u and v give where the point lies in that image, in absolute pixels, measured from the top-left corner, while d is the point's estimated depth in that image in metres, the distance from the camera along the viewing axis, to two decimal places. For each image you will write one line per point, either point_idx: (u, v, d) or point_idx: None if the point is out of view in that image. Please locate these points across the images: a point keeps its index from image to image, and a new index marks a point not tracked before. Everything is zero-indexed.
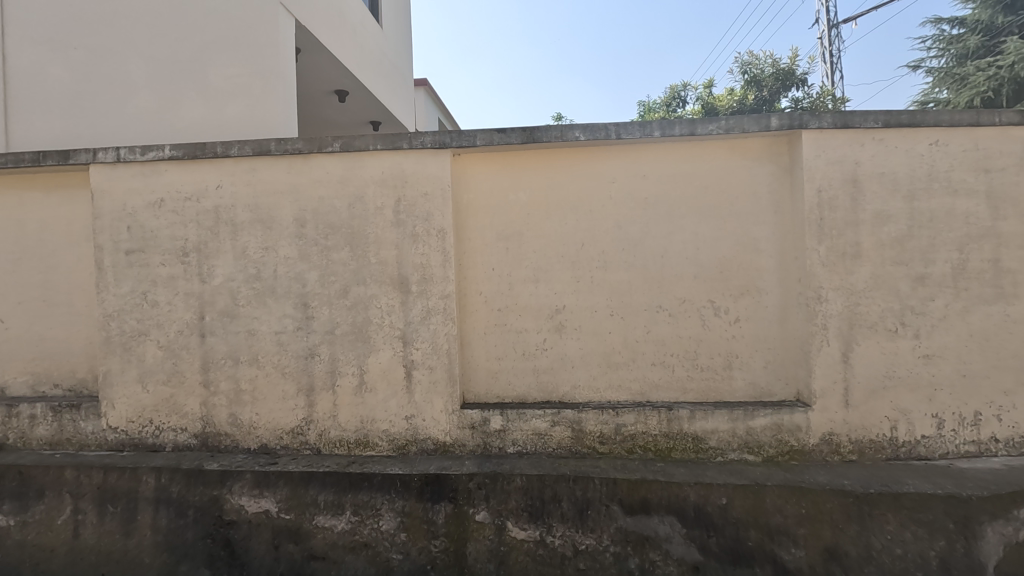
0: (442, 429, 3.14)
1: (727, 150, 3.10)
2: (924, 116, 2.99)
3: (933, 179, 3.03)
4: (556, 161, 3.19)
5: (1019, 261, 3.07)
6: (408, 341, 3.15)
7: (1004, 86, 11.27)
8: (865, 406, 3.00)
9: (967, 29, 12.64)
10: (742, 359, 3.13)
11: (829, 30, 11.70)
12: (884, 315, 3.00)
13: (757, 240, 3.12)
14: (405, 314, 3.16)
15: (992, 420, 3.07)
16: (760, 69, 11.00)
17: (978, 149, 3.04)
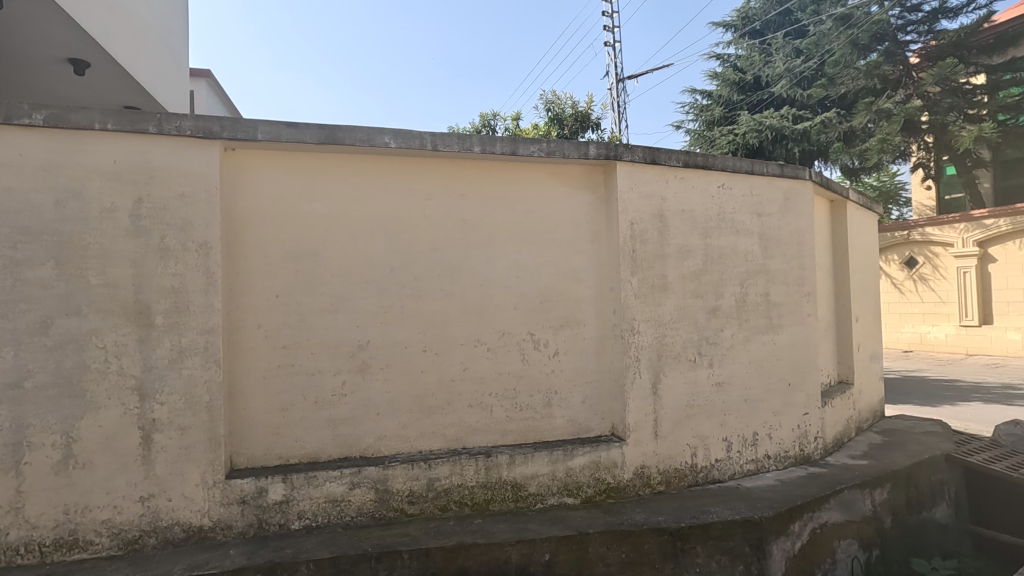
0: (197, 509, 2.35)
1: (548, 175, 2.97)
2: (714, 160, 3.21)
3: (722, 219, 3.28)
4: (362, 169, 2.69)
5: (782, 295, 3.47)
6: (149, 394, 2.31)
7: (739, 151, 13.86)
8: (670, 436, 3.06)
9: (712, 101, 15.35)
10: (561, 395, 2.98)
11: (617, 83, 13.22)
12: (686, 346, 3.13)
13: (577, 270, 3.02)
14: (146, 356, 2.32)
15: (765, 439, 3.39)
16: (562, 109, 11.84)
17: (752, 195, 3.39)
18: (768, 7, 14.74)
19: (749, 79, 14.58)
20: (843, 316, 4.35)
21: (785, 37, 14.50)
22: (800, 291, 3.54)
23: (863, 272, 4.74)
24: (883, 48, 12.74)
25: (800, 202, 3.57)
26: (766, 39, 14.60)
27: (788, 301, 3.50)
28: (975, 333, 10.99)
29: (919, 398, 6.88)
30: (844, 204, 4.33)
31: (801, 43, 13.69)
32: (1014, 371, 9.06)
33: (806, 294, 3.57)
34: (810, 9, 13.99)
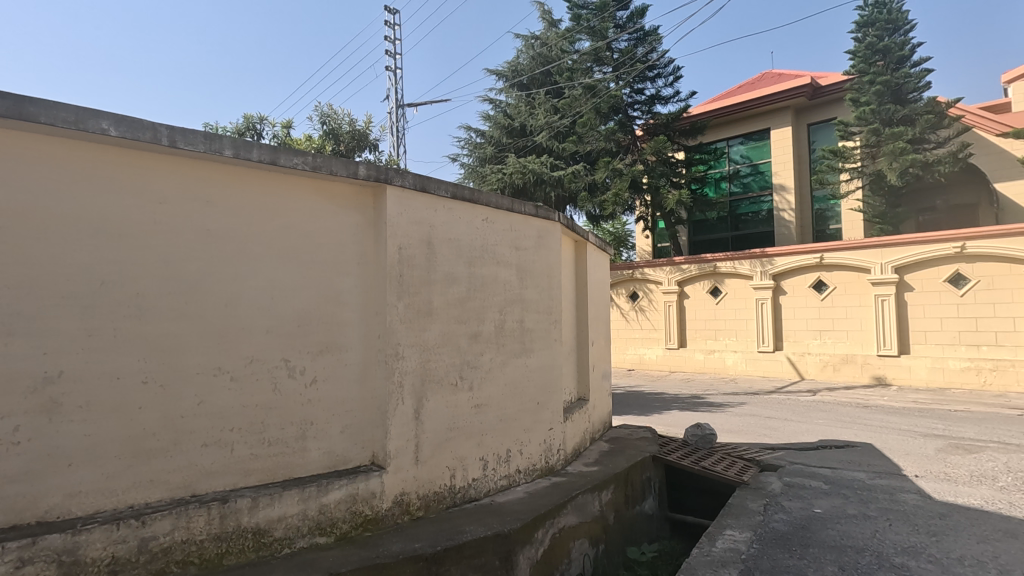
0: None
1: (313, 191, 2.79)
2: (480, 195, 3.44)
3: (485, 250, 3.50)
4: (67, 156, 2.14)
5: (535, 322, 3.86)
6: None
7: (506, 188, 15.57)
8: (431, 460, 3.10)
9: (485, 140, 17.27)
10: (317, 426, 2.77)
11: (396, 108, 13.34)
12: (448, 370, 3.22)
13: (341, 293, 2.88)
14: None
15: (517, 455, 3.68)
16: (338, 124, 11.42)
17: (511, 230, 3.71)
18: (533, 66, 16.66)
19: (515, 126, 16.56)
20: (582, 341, 5.02)
21: (546, 94, 16.66)
22: (548, 319, 3.99)
23: (598, 304, 5.57)
24: (617, 119, 15.42)
25: (550, 241, 4.05)
26: (531, 93, 16.65)
27: (539, 328, 3.89)
28: (675, 354, 13.65)
29: (636, 409, 8.30)
30: (584, 245, 5.05)
31: (557, 102, 15.79)
32: (699, 384, 11.57)
33: (553, 322, 4.04)
34: (565, 73, 15.85)
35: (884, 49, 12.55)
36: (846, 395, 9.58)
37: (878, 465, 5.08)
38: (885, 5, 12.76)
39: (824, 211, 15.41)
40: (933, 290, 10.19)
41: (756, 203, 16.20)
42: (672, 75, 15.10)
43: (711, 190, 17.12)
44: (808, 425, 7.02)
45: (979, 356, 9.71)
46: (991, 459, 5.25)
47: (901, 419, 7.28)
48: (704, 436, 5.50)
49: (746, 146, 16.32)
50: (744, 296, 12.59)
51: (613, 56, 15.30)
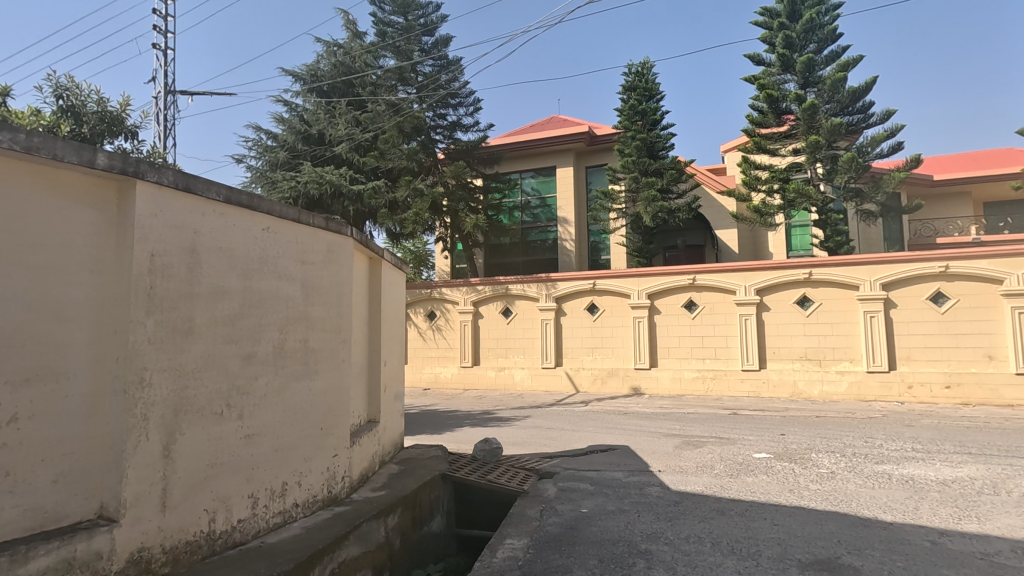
0: None
1: (26, 178, 2.20)
2: (259, 202, 3.12)
3: (264, 262, 3.17)
4: None
5: (320, 342, 3.62)
6: None
7: (299, 198, 14.88)
8: (183, 505, 2.65)
9: (277, 144, 16.26)
10: (15, 478, 2.16)
11: (165, 95, 11.55)
12: (212, 398, 2.81)
13: (65, 306, 2.32)
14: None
15: (294, 487, 3.38)
16: (80, 101, 9.39)
17: (297, 243, 3.44)
18: (333, 73, 16.15)
19: (312, 133, 15.86)
20: (374, 361, 4.86)
21: (347, 104, 16.13)
22: (336, 339, 3.79)
23: (392, 323, 5.47)
24: (420, 140, 15.46)
25: (340, 256, 3.86)
26: (331, 102, 15.99)
27: (325, 348, 3.66)
28: (469, 372, 14.11)
29: (430, 429, 8.32)
30: (380, 262, 4.93)
31: (359, 115, 15.42)
32: (490, 400, 12.12)
33: (341, 341, 3.84)
34: (368, 87, 15.54)
35: (642, 112, 15.02)
36: (611, 404, 10.97)
37: (632, 465, 5.89)
38: (643, 76, 15.35)
39: (597, 243, 17.64)
40: (674, 313, 12.35)
41: (544, 232, 17.81)
42: (473, 106, 15.86)
43: (505, 217, 18.34)
44: (581, 433, 7.84)
45: (704, 367, 12.02)
46: (711, 452, 6.49)
47: (651, 423, 8.59)
48: (491, 450, 5.73)
49: (536, 180, 17.89)
50: (531, 316, 13.67)
51: (417, 78, 15.51)
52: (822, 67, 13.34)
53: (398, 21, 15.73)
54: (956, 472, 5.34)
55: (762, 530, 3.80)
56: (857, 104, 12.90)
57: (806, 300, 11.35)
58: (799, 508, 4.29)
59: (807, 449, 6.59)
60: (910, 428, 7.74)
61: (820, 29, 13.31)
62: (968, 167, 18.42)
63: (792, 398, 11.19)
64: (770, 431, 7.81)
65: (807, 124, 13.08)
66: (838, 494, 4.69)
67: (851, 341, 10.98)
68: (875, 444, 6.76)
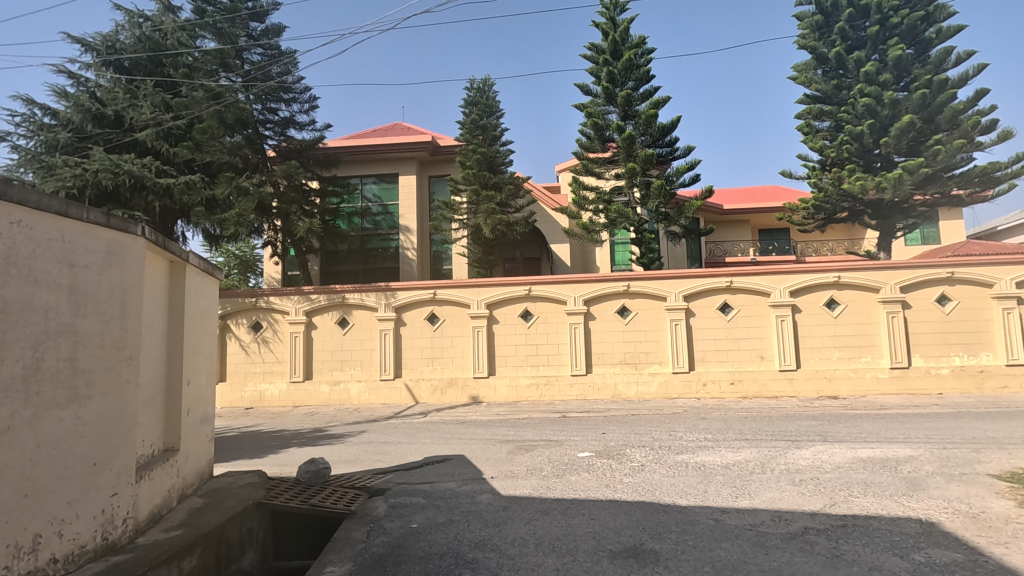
0: None
1: None
2: (5, 188, 2.54)
3: (11, 263, 2.57)
4: None
5: (93, 360, 3.03)
6: None
7: (87, 188, 12.58)
8: None
9: (58, 123, 13.62)
10: None
11: None
12: None
13: None
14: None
15: (52, 539, 2.77)
16: None
17: (63, 241, 2.85)
18: (137, 48, 14.05)
19: (106, 114, 13.57)
20: (173, 381, 4.23)
21: (154, 85, 14.09)
22: (118, 355, 3.22)
23: (201, 336, 4.84)
24: (244, 133, 14.07)
25: (126, 259, 3.30)
26: (133, 80, 13.86)
27: (100, 367, 3.08)
28: (300, 388, 13.09)
29: (248, 453, 7.50)
30: (183, 267, 4.31)
31: (169, 98, 13.56)
32: (322, 417, 11.36)
33: (125, 358, 3.28)
34: (182, 68, 13.75)
35: (482, 126, 15.49)
36: (450, 414, 10.98)
37: (465, 474, 5.93)
38: (485, 93, 15.88)
39: (440, 253, 17.65)
40: (511, 323, 12.82)
41: (385, 240, 17.35)
42: (307, 103, 14.92)
43: (343, 223, 17.50)
44: (416, 445, 7.70)
45: (538, 373, 12.66)
46: (540, 455, 6.81)
47: (486, 430, 8.77)
48: (318, 471, 5.34)
49: (378, 186, 17.38)
50: (369, 326, 13.16)
51: (243, 66, 14.14)
52: (638, 103, 15.03)
53: (221, 1, 14.20)
54: (735, 456, 6.29)
55: (580, 526, 4.05)
56: (665, 138, 14.75)
57: (625, 309, 12.58)
58: (612, 501, 4.67)
59: (623, 445, 7.27)
60: (704, 421, 8.95)
61: (637, 69, 14.99)
62: (748, 199, 22.13)
63: (613, 399, 12.29)
64: (593, 430, 8.46)
65: (626, 151, 14.60)
66: (646, 484, 5.21)
67: (660, 346, 12.41)
68: (677, 436, 7.68)
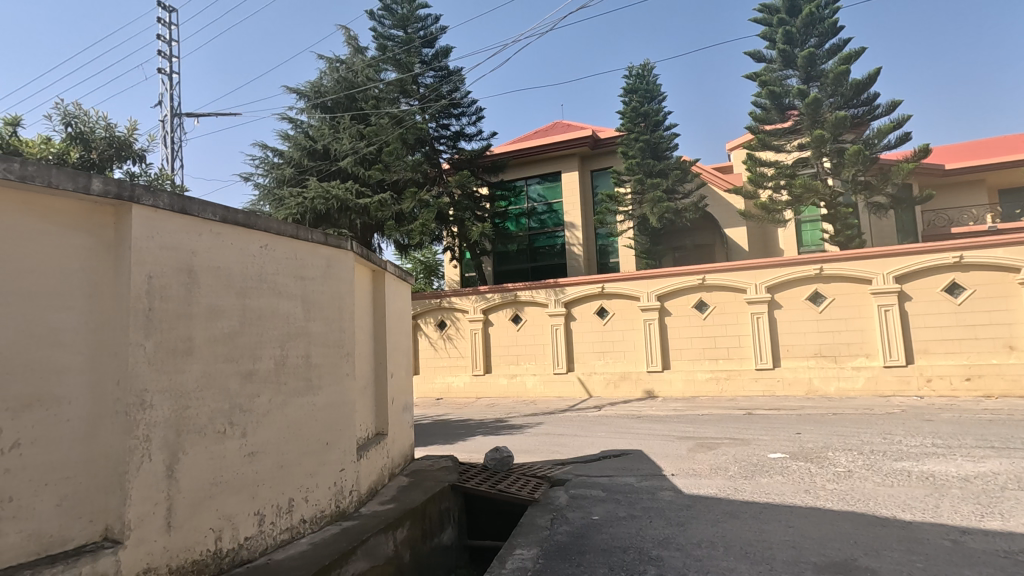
0: None
1: (20, 207, 2.24)
2: (255, 220, 3.16)
3: (261, 279, 3.20)
4: None
5: (321, 356, 3.63)
6: None
7: (307, 214, 14.96)
8: (188, 524, 2.67)
9: (284, 161, 16.43)
10: (19, 503, 2.19)
11: (172, 117, 12.01)
12: (212, 417, 2.83)
13: (58, 330, 2.33)
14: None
15: (301, 503, 3.39)
16: (89, 126, 8.48)
17: (294, 259, 3.46)
18: (336, 88, 16.39)
19: (317, 148, 16.04)
20: (380, 374, 4.86)
21: (351, 118, 16.27)
22: (339, 352, 3.81)
23: (399, 334, 5.49)
24: (423, 151, 15.63)
25: (340, 270, 3.88)
26: (335, 117, 16.20)
27: (326, 362, 3.68)
28: (481, 380, 14.08)
29: (441, 439, 8.31)
30: (382, 275, 4.93)
31: (363, 128, 15.57)
32: (502, 408, 12.09)
33: (344, 354, 3.87)
34: (371, 100, 15.68)
35: (644, 113, 15.03)
36: (624, 408, 10.89)
37: (644, 469, 5.83)
38: (644, 78, 15.38)
39: (605, 247, 17.58)
40: (684, 314, 12.25)
41: (551, 238, 17.79)
42: (475, 115, 15.95)
43: (512, 224, 18.38)
44: (592, 439, 7.78)
45: (717, 367, 11.91)
46: (724, 453, 6.40)
47: (662, 426, 8.52)
48: (502, 459, 5.69)
49: (542, 186, 17.89)
50: (541, 322, 13.63)
51: (419, 89, 15.69)
52: (824, 61, 13.26)
53: (398, 34, 15.91)
54: (977, 467, 5.22)
55: (775, 533, 3.72)
56: (861, 96, 12.74)
57: (819, 296, 11.20)
58: (815, 509, 4.20)
59: (823, 447, 6.49)
60: (928, 423, 7.57)
61: (820, 23, 13.23)
62: (982, 155, 18.08)
63: (808, 396, 11.03)
64: (785, 430, 7.69)
65: (812, 118, 12.99)
66: (855, 493, 4.58)
67: (866, 336, 10.81)
68: (894, 440, 6.62)
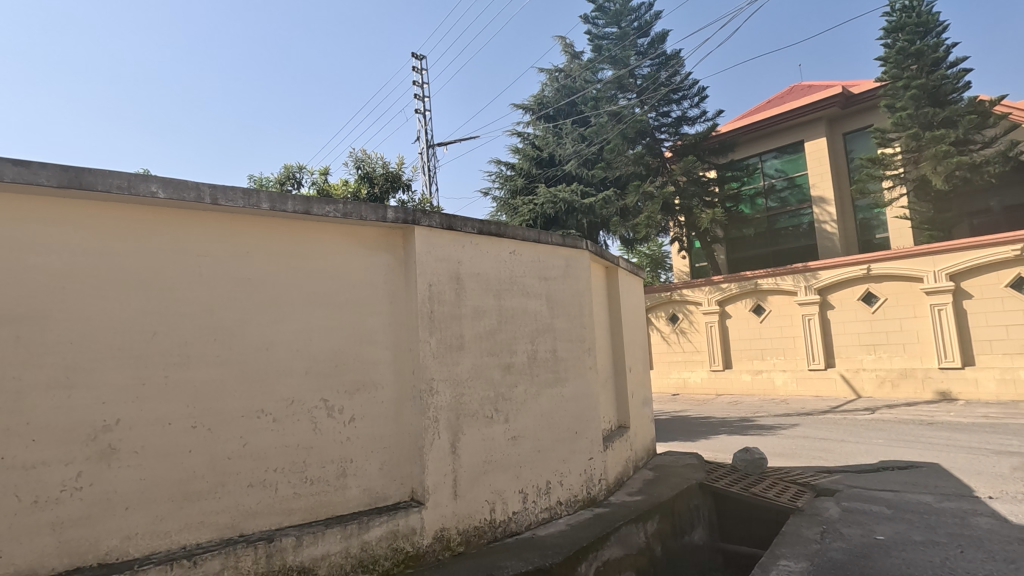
0: None
1: (343, 237, 2.91)
2: (505, 229, 3.53)
3: (513, 282, 3.57)
4: (122, 227, 2.31)
5: (566, 350, 3.87)
6: None
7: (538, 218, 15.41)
8: (469, 494, 3.12)
9: (515, 173, 17.31)
10: (356, 464, 2.85)
11: (428, 149, 14.08)
12: (482, 403, 3.26)
13: (373, 330, 2.97)
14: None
15: (557, 486, 3.66)
16: (372, 167, 10.49)
17: (538, 261, 3.76)
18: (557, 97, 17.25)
19: (544, 156, 16.76)
20: (619, 367, 4.95)
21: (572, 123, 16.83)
22: (582, 347, 4.00)
23: (634, 329, 5.51)
24: (645, 142, 15.58)
25: (578, 269, 4.08)
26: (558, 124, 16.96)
27: (571, 356, 3.90)
28: (720, 376, 13.26)
29: (682, 435, 8.06)
30: (615, 270, 5.02)
31: (584, 130, 15.98)
32: (747, 406, 11.16)
33: (586, 348, 4.04)
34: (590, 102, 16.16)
35: (916, 53, 12.26)
36: (908, 412, 9.04)
37: (945, 487, 4.77)
38: (914, 9, 12.52)
39: (869, 220, 14.91)
40: (994, 297, 9.63)
41: (795, 216, 15.79)
42: (697, 96, 15.13)
43: (746, 206, 16.85)
44: (865, 446, 6.67)
45: None
46: None
47: (969, 436, 6.83)
48: (754, 460, 5.28)
49: (780, 160, 15.96)
50: (789, 312, 12.21)
51: (637, 82, 15.71)
52: None
53: (612, 32, 16.05)
54: None
55: None
56: None
57: None
58: None
59: None
60: None
61: None
62: None
63: None
64: None
65: None
66: None
67: None
68: None
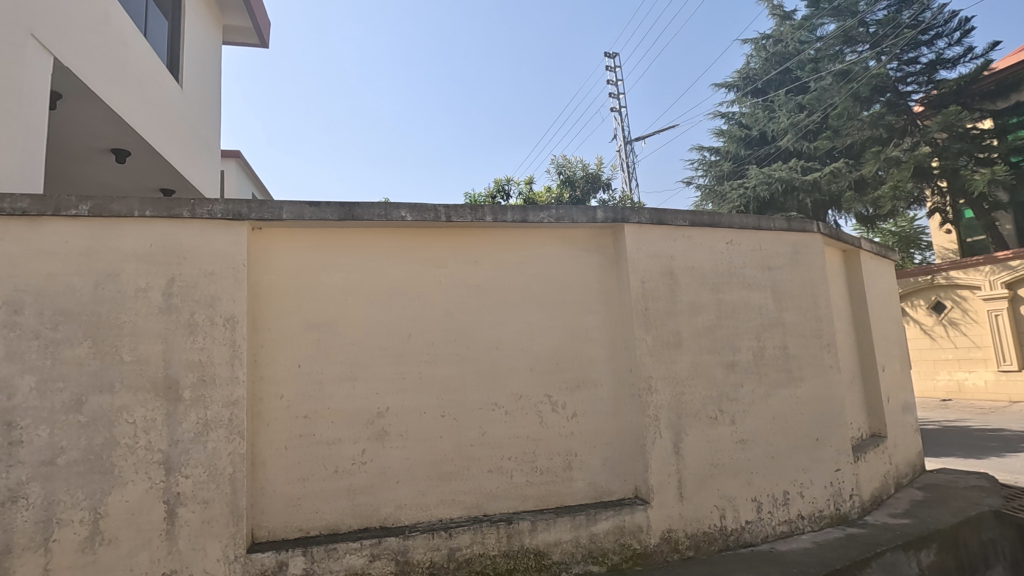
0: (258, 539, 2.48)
1: (557, 240, 3.06)
2: (720, 218, 3.31)
3: (731, 273, 3.33)
4: (383, 248, 2.78)
5: (800, 347, 3.46)
6: (218, 460, 2.35)
7: (751, 203, 14.14)
8: (696, 497, 3.00)
9: (721, 156, 16.04)
10: (580, 457, 2.96)
11: (625, 145, 13.93)
12: (704, 403, 3.11)
13: (589, 329, 3.05)
14: (92, 440, 2.22)
15: (797, 497, 3.29)
16: (573, 171, 10.83)
17: (759, 250, 3.45)
18: (767, 66, 15.54)
19: (754, 134, 15.24)
20: (868, 367, 4.25)
21: (786, 93, 15.15)
22: (819, 343, 3.53)
23: (886, 322, 4.67)
24: (884, 100, 12.98)
25: (809, 255, 3.62)
26: (769, 97, 15.31)
27: (806, 354, 3.48)
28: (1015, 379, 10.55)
29: (962, 451, 6.54)
30: (857, 253, 4.33)
31: (802, 98, 14.19)
32: None
33: (825, 345, 3.56)
34: (809, 65, 14.35)
35: None
36: None
37: None
38: None
39: None
40: None
41: None
42: (958, 30, 12.20)
43: None
44: None
45: None
46: None
47: None
48: None
49: None
50: None
51: (870, 30, 13.32)
52: None
53: None
54: None
55: None
56: None
57: None
58: None
59: None
60: None
61: None
62: None
63: None
64: None
65: None
66: None
67: None
68: None
